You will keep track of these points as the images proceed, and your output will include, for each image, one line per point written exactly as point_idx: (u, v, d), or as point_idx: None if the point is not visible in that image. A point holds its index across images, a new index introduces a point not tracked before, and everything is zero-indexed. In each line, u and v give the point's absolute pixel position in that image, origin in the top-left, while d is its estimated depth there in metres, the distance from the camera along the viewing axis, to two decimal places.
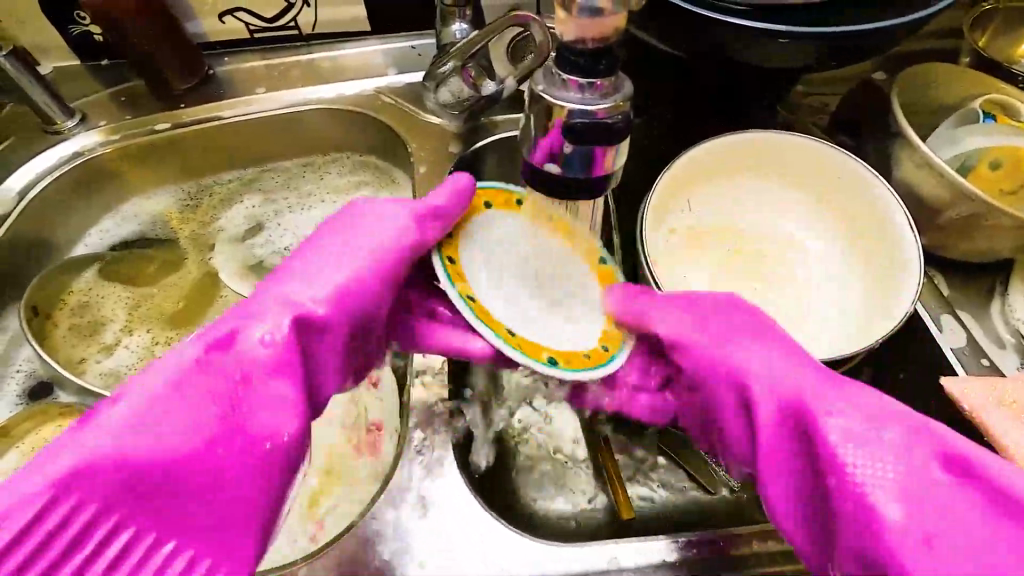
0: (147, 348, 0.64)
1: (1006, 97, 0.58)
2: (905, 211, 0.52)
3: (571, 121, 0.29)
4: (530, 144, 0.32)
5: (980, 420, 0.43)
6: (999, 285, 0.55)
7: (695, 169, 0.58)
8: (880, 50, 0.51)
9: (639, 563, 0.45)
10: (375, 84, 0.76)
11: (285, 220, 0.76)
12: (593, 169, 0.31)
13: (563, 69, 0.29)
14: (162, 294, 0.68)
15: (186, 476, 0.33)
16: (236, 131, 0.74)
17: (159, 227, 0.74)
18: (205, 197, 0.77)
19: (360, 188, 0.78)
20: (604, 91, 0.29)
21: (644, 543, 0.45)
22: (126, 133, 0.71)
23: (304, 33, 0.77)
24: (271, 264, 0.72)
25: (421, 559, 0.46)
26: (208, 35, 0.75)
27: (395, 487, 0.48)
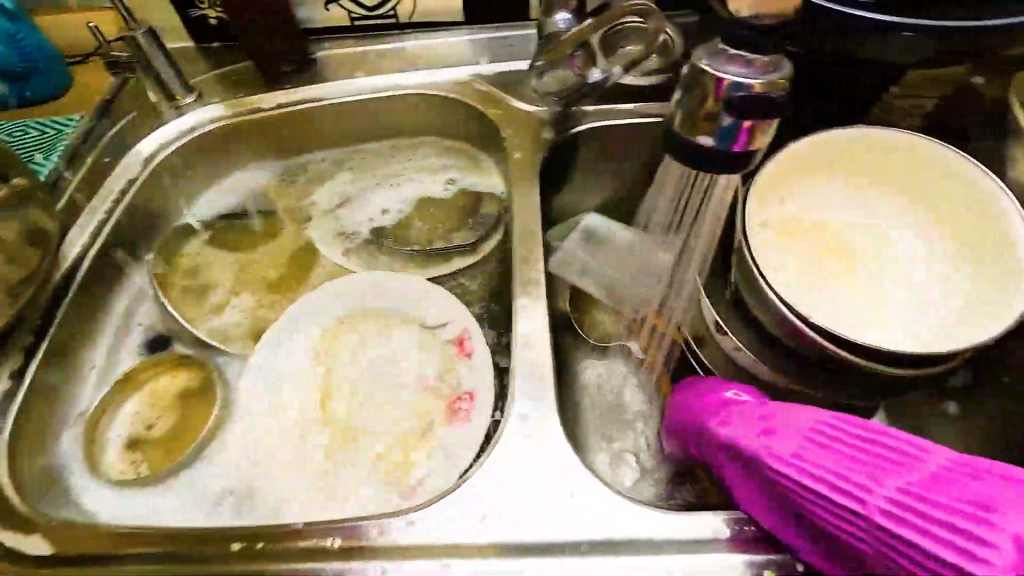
0: (251, 310, 0.69)
1: None
2: (1020, 213, 0.51)
3: (730, 95, 0.31)
4: (681, 117, 0.34)
5: None
6: None
7: (792, 164, 0.58)
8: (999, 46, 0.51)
9: (694, 537, 0.43)
10: (468, 71, 0.79)
11: (373, 195, 0.79)
12: (742, 144, 0.33)
13: (729, 45, 0.31)
14: (263, 260, 0.73)
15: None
16: (334, 112, 0.79)
17: (258, 200, 0.78)
18: (301, 174, 0.81)
19: (446, 170, 0.80)
20: (765, 68, 0.31)
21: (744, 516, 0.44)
22: (237, 111, 0.76)
23: (401, 22, 0.81)
24: (362, 238, 0.75)
25: (509, 512, 0.45)
26: (314, 22, 0.80)
27: (503, 439, 0.48)
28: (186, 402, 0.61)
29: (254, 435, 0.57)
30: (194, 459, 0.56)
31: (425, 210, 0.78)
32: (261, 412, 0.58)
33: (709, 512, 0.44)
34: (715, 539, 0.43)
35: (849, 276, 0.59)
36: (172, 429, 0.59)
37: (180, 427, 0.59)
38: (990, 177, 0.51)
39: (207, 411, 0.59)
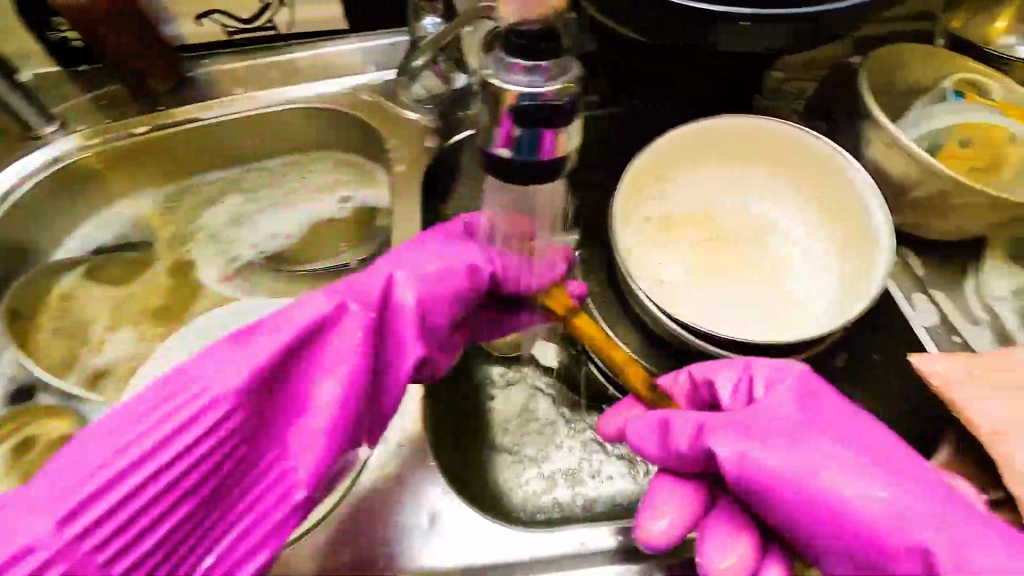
0: (131, 346, 0.65)
1: (975, 74, 0.58)
2: (875, 189, 0.52)
3: (519, 103, 0.30)
4: (482, 128, 0.32)
5: (948, 395, 0.42)
6: (974, 262, 0.55)
7: (667, 158, 0.58)
8: (846, 30, 0.51)
9: (552, 553, 0.45)
10: (354, 81, 0.76)
11: (264, 217, 0.75)
12: (543, 152, 0.32)
13: (509, 52, 0.29)
14: (143, 293, 0.69)
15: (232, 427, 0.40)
16: (214, 132, 0.74)
17: (139, 229, 0.74)
18: (187, 199, 0.76)
19: (341, 186, 0.78)
20: (550, 73, 0.30)
21: (614, 526, 0.46)
22: (105, 136, 0.71)
23: (281, 33, 0.77)
24: (250, 262, 0.72)
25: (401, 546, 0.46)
26: (186, 37, 0.76)
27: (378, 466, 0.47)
28: (52, 455, 0.56)
29: None
30: None
31: (318, 228, 0.75)
32: None
33: (579, 525, 0.46)
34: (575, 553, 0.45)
35: (737, 260, 0.58)
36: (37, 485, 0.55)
37: None
38: (847, 160, 0.52)
39: None
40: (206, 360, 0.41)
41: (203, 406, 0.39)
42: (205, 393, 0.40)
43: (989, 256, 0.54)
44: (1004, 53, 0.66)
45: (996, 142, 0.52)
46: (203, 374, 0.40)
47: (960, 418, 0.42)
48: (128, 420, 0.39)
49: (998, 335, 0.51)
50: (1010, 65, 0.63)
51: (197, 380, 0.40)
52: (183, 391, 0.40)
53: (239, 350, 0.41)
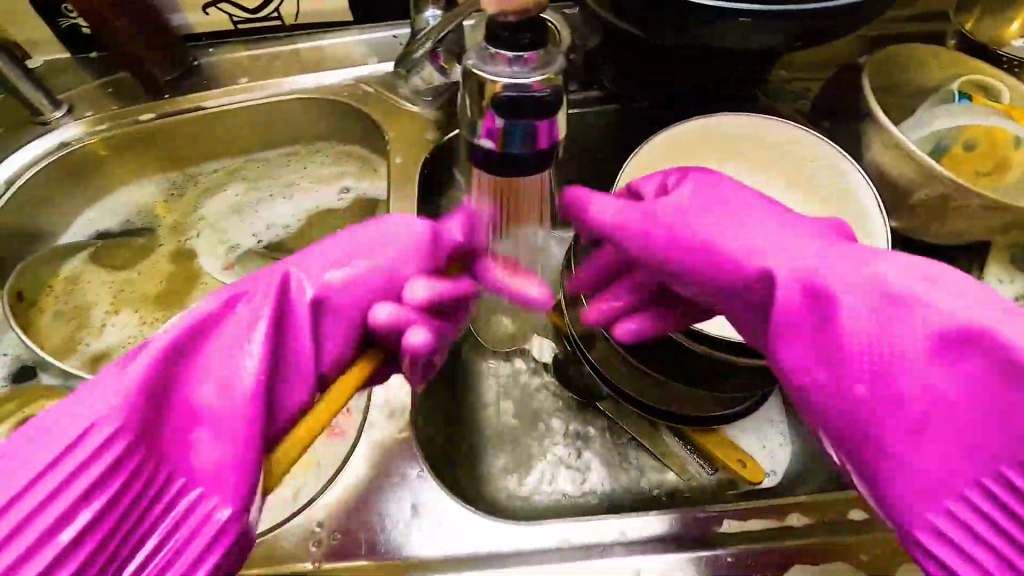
0: (132, 329, 0.67)
1: (983, 76, 0.56)
2: (876, 194, 0.51)
3: (503, 95, 0.30)
4: (468, 119, 0.32)
5: None
6: (974, 268, 0.54)
7: (668, 156, 0.57)
8: (850, 28, 0.50)
9: (536, 547, 0.47)
10: (357, 73, 0.76)
11: (265, 206, 0.76)
12: (529, 145, 0.32)
13: (492, 43, 0.29)
14: (143, 279, 0.70)
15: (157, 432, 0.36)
16: (218, 121, 0.75)
17: (143, 216, 0.75)
18: (191, 187, 0.78)
19: (341, 177, 0.78)
20: (533, 65, 0.30)
21: (595, 523, 0.47)
22: (111, 123, 0.72)
23: (287, 24, 0.78)
24: (249, 250, 0.73)
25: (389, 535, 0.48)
26: (192, 26, 0.76)
27: None
28: None
29: None
30: None
31: (317, 218, 0.75)
32: None
33: (560, 521, 0.47)
34: (560, 548, 0.47)
35: None
36: None
37: None
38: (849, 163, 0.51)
39: None
40: (108, 370, 0.37)
41: (96, 442, 0.34)
42: (100, 417, 0.35)
43: (990, 263, 0.53)
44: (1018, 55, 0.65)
45: (1002, 146, 0.51)
46: (103, 383, 0.36)
47: None
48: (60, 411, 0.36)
49: None
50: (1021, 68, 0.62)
51: (105, 422, 0.35)
52: (80, 405, 0.36)
53: (111, 387, 0.36)
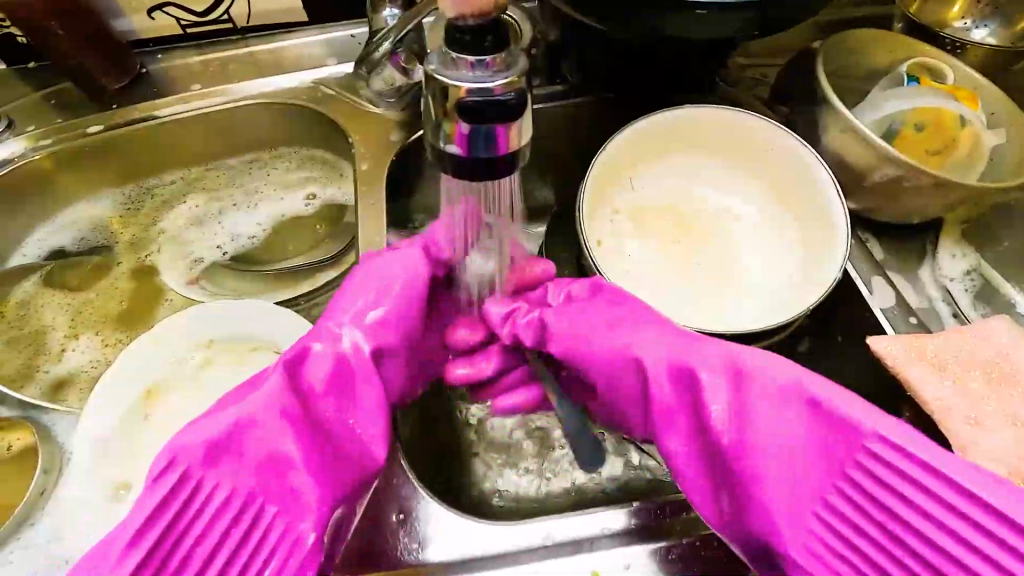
0: (97, 350, 0.64)
1: (931, 59, 0.58)
2: (833, 178, 0.53)
3: (466, 99, 0.29)
4: (432, 124, 0.31)
5: (900, 373, 0.43)
6: (929, 244, 0.56)
7: (638, 147, 0.58)
8: (800, 16, 0.52)
9: (519, 547, 0.45)
10: (316, 75, 0.75)
11: (227, 216, 0.74)
12: (496, 147, 0.31)
13: (452, 47, 0.29)
14: (102, 297, 0.67)
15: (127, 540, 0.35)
16: (173, 129, 0.72)
17: (98, 232, 0.72)
18: (147, 200, 0.75)
19: (307, 182, 0.76)
20: (496, 68, 0.29)
21: (577, 516, 0.46)
22: (56, 137, 0.68)
23: (239, 26, 0.75)
24: (210, 262, 0.70)
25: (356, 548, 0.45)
26: (138, 32, 0.73)
27: None
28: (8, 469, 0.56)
29: (81, 491, 0.53)
30: (18, 532, 0.52)
31: (282, 225, 0.73)
32: (93, 467, 0.54)
33: (546, 519, 0.46)
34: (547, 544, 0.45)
35: (694, 251, 0.59)
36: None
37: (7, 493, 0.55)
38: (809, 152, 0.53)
39: (29, 475, 0.55)
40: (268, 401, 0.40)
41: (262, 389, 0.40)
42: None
43: (943, 237, 0.56)
44: (960, 36, 0.67)
45: (949, 126, 0.53)
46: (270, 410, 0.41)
47: (914, 397, 0.43)
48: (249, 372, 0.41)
49: (952, 316, 0.52)
50: (963, 49, 0.64)
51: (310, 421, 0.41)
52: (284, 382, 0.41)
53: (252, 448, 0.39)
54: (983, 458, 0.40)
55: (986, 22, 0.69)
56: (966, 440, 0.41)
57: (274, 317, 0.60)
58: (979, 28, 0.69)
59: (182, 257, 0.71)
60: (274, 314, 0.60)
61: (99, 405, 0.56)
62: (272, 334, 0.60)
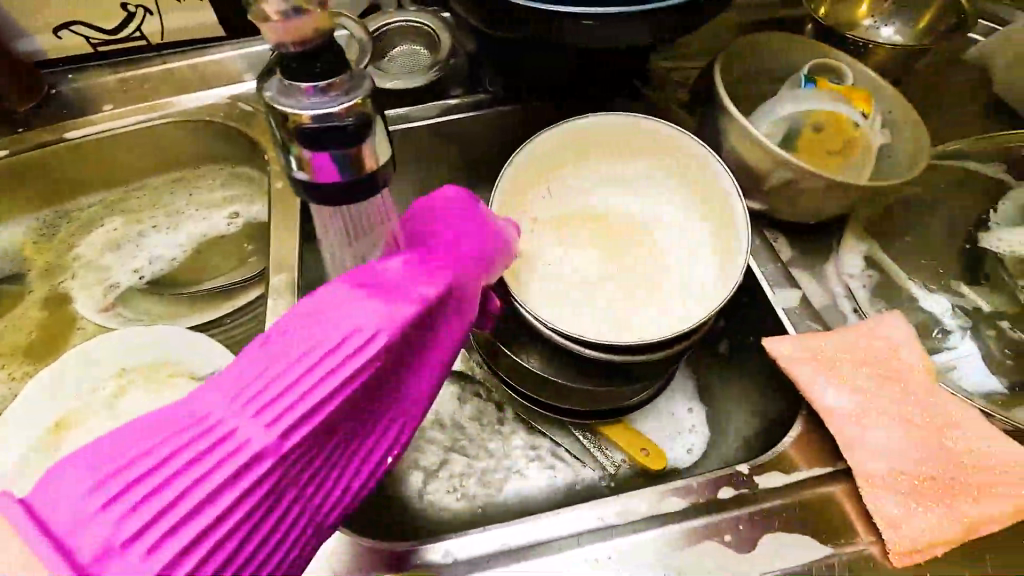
0: (6, 383, 0.62)
1: (830, 60, 0.59)
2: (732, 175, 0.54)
3: (304, 127, 0.29)
4: (282, 151, 0.31)
5: (792, 374, 0.44)
6: (834, 243, 0.57)
7: (548, 156, 0.58)
8: (693, 23, 0.53)
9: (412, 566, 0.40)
10: (234, 91, 0.73)
11: (146, 239, 0.72)
12: (345, 171, 0.31)
13: (286, 75, 0.29)
14: (12, 327, 0.65)
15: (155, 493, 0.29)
16: (86, 150, 0.70)
17: (9, 260, 0.70)
18: (63, 225, 0.73)
19: (230, 201, 0.75)
20: (332, 93, 0.29)
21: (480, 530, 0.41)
22: None
23: (153, 43, 0.73)
24: (128, 286, 0.69)
25: None
26: (45, 52, 0.71)
27: None
28: None
29: None
30: None
31: (204, 246, 0.72)
32: None
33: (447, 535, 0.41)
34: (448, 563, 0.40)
35: (619, 259, 0.59)
36: None
37: None
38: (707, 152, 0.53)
39: None
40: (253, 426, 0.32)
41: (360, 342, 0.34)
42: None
43: (846, 235, 0.57)
44: (866, 36, 0.69)
45: (845, 127, 0.54)
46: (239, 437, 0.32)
47: (805, 397, 0.43)
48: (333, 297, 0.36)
49: (854, 312, 0.53)
50: (867, 48, 0.65)
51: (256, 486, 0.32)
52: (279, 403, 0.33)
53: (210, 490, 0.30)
54: (864, 458, 0.41)
55: (893, 21, 0.71)
56: (851, 438, 0.42)
57: (182, 342, 0.59)
58: (886, 27, 0.71)
59: (98, 283, 0.69)
60: (185, 339, 0.59)
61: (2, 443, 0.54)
62: (184, 360, 0.58)
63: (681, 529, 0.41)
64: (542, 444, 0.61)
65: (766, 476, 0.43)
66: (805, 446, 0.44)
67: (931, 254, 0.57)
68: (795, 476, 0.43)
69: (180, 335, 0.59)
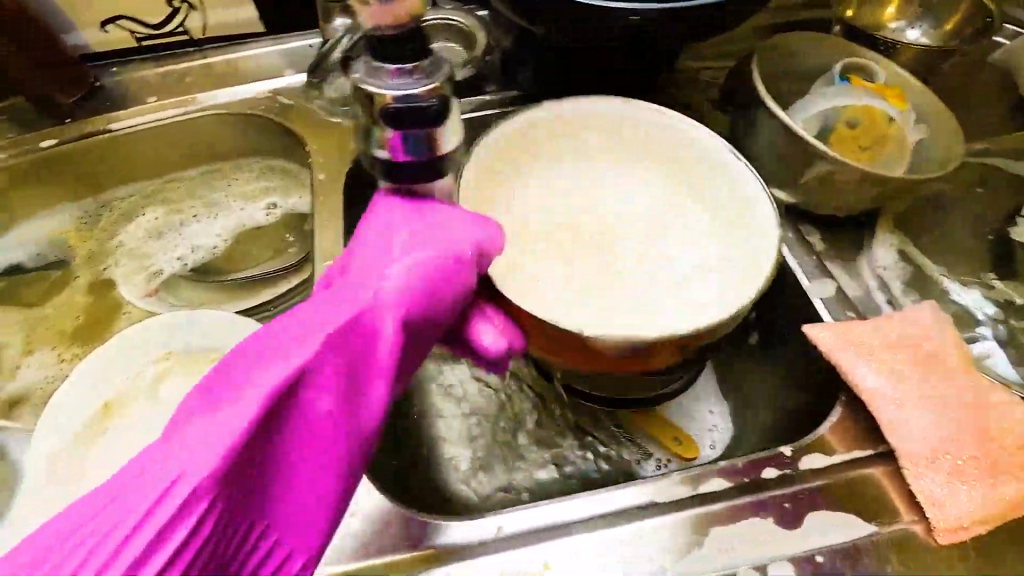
0: (53, 365, 0.64)
1: (862, 59, 0.61)
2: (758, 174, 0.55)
3: (390, 106, 0.30)
4: (362, 132, 0.32)
5: (833, 359, 0.45)
6: (867, 236, 0.58)
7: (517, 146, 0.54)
8: (732, 20, 0.54)
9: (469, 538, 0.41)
10: (274, 84, 0.75)
11: (187, 228, 0.74)
12: (423, 150, 0.33)
13: (375, 57, 0.30)
14: (58, 312, 0.67)
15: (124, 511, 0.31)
16: (131, 141, 0.72)
17: (54, 247, 0.72)
18: (105, 214, 0.74)
19: (267, 192, 0.77)
20: (418, 75, 0.30)
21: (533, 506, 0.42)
22: (9, 151, 0.68)
23: (195, 38, 0.76)
24: (170, 273, 0.70)
25: None
26: (91, 46, 0.73)
27: None
28: None
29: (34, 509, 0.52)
30: None
31: (243, 236, 0.74)
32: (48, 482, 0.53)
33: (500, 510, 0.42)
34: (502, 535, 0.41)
35: (614, 257, 0.55)
36: None
37: None
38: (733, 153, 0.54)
39: None
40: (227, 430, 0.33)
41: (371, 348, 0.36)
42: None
43: (879, 229, 0.58)
44: (894, 37, 0.71)
45: (879, 123, 0.55)
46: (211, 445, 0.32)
47: (847, 381, 0.45)
48: (318, 319, 0.37)
49: (888, 303, 0.54)
50: (895, 49, 0.67)
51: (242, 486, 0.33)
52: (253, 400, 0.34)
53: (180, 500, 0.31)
54: (906, 439, 0.42)
55: (918, 24, 0.72)
56: (891, 421, 0.43)
57: (226, 326, 0.60)
58: (913, 28, 0.73)
59: (141, 270, 0.70)
60: (229, 324, 0.60)
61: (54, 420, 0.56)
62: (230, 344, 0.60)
63: (727, 507, 0.42)
64: (575, 450, 0.60)
65: (809, 457, 0.44)
66: (847, 430, 0.45)
67: (961, 249, 0.59)
68: (837, 458, 0.44)
69: (224, 320, 0.61)
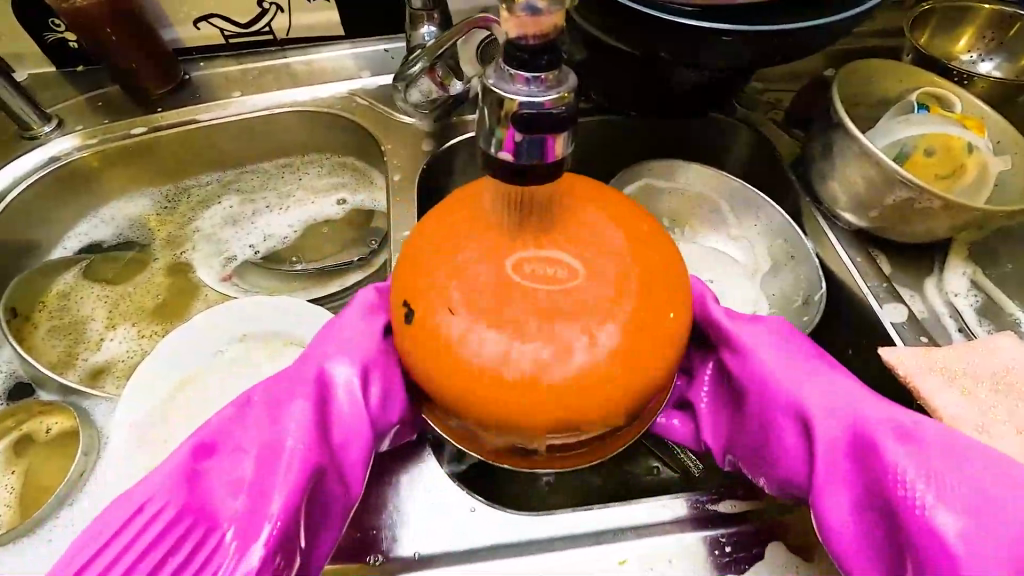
0: (135, 340, 0.67)
1: (939, 88, 0.61)
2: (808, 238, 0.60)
3: (519, 111, 0.32)
4: (484, 132, 0.34)
5: (913, 384, 0.45)
6: (937, 263, 0.59)
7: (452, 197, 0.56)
8: (818, 45, 0.55)
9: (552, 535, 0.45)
10: (351, 85, 0.78)
11: (260, 218, 0.77)
12: (543, 155, 0.34)
13: (511, 64, 0.32)
14: (139, 290, 0.71)
15: (265, 481, 0.38)
16: (213, 133, 0.75)
17: (137, 229, 0.76)
18: (183, 200, 0.78)
19: (338, 188, 0.80)
20: (549, 84, 0.32)
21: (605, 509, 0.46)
22: (103, 136, 0.72)
23: (278, 38, 0.78)
24: (244, 260, 0.74)
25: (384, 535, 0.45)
26: (183, 41, 0.77)
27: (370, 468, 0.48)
28: (45, 452, 0.57)
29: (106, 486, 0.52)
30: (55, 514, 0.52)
31: (314, 227, 0.77)
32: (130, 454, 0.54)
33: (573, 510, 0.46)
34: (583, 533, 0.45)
35: None
36: (34, 483, 0.56)
37: (45, 478, 0.56)
38: (769, 205, 0.61)
39: (70, 456, 0.56)
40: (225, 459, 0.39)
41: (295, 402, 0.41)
42: (147, 498, 0.37)
43: (950, 258, 0.59)
44: (967, 68, 0.71)
45: (958, 153, 0.56)
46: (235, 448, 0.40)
47: (926, 406, 0.45)
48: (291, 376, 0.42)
49: (959, 331, 0.55)
50: (970, 80, 0.67)
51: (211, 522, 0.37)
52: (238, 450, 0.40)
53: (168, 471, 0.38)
54: None
55: (991, 58, 0.73)
56: None
57: (286, 305, 0.61)
58: (986, 61, 0.73)
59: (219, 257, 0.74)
60: (290, 308, 0.62)
61: (136, 388, 0.57)
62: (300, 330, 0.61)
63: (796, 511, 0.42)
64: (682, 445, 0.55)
65: None
66: None
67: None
68: None
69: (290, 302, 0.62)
